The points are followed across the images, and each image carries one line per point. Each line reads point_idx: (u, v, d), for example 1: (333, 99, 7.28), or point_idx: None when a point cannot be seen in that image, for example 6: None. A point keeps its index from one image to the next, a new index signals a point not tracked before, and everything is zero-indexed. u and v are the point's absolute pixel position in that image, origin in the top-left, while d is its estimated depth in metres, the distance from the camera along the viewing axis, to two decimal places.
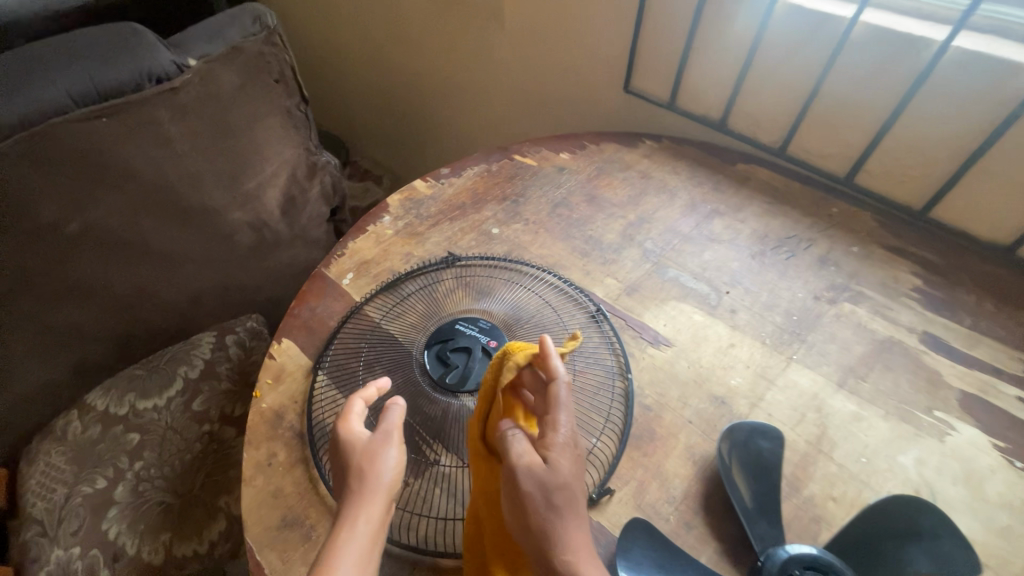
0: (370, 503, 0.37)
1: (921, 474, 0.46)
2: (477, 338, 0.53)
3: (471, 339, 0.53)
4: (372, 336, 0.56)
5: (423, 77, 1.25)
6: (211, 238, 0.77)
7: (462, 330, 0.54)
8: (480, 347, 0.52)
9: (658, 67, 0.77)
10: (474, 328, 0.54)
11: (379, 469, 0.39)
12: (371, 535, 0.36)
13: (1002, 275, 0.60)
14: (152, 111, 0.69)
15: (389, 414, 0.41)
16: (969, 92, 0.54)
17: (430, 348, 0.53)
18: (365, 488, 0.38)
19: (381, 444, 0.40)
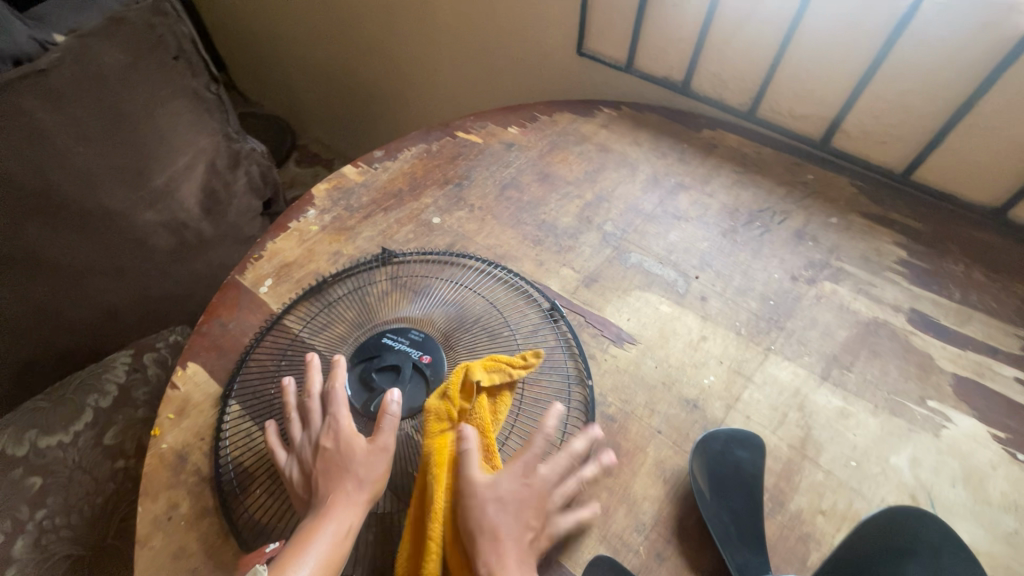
0: (354, 507, 0.37)
1: (917, 476, 0.41)
2: (407, 354, 0.45)
3: (400, 356, 0.45)
4: (291, 354, 0.48)
5: (362, 48, 1.13)
6: (118, 243, 0.68)
7: (390, 345, 0.46)
8: (410, 364, 0.44)
9: (613, 24, 0.69)
10: (403, 342, 0.46)
11: (374, 473, 0.38)
12: (353, 534, 0.36)
13: (992, 241, 0.55)
14: (18, 99, 0.57)
15: (386, 420, 0.39)
16: (961, 35, 0.48)
17: (353, 368, 0.45)
18: (358, 490, 0.37)
19: (375, 451, 0.38)
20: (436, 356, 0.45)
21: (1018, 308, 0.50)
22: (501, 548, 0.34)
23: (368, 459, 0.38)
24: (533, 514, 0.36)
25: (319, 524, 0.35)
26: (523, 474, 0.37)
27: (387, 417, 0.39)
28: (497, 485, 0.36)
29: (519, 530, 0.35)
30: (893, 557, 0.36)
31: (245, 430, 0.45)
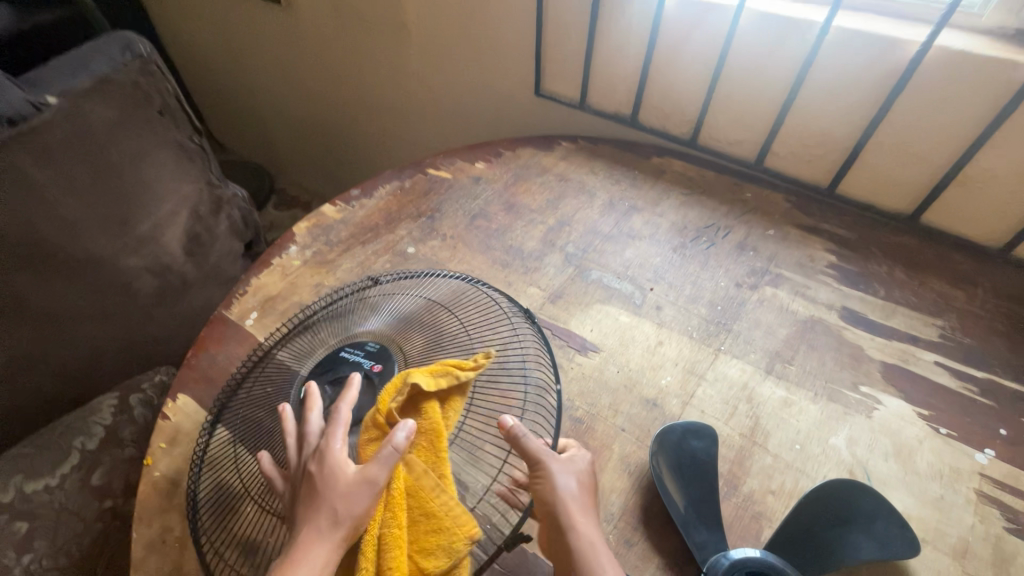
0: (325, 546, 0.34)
1: (854, 454, 0.45)
2: (360, 363, 0.45)
3: (353, 365, 0.44)
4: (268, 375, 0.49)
5: (336, 96, 1.20)
6: (103, 289, 0.71)
7: (346, 357, 0.46)
8: (361, 372, 0.44)
9: (566, 67, 0.76)
10: (353, 356, 0.45)
11: (352, 509, 0.35)
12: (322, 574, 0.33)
13: (910, 244, 0.61)
14: (10, 157, 0.60)
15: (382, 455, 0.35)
16: (857, 68, 0.55)
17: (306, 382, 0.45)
18: (335, 527, 0.34)
19: (359, 487, 0.35)
20: (387, 365, 0.45)
21: (935, 300, 0.56)
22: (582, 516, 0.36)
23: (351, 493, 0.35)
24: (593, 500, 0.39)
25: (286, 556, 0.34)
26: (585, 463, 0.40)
27: (387, 449, 0.35)
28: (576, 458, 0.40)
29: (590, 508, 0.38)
30: (837, 528, 0.40)
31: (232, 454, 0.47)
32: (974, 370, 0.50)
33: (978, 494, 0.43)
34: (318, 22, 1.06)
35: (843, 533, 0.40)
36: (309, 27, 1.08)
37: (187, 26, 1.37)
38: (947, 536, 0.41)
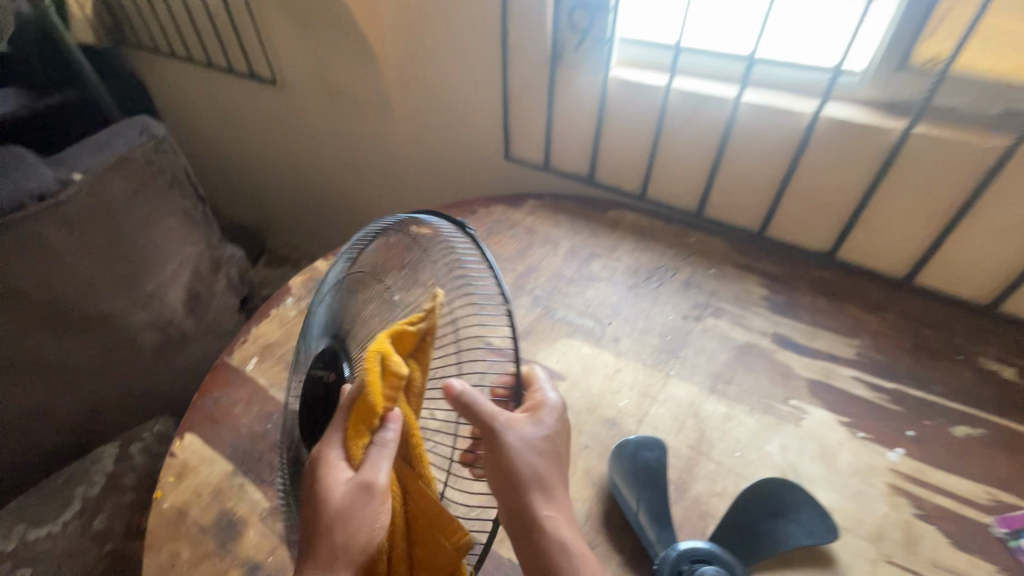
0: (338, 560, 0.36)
1: (785, 457, 0.52)
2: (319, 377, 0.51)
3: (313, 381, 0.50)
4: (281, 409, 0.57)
5: (326, 163, 1.31)
6: (112, 344, 0.77)
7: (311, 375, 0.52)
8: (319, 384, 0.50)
9: (530, 135, 0.87)
10: (315, 372, 0.50)
11: (359, 519, 0.36)
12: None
13: (830, 277, 0.71)
14: (35, 228, 0.68)
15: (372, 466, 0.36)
16: (768, 133, 0.66)
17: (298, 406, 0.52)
18: (346, 540, 0.37)
19: (359, 501, 0.36)
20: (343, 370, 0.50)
21: (852, 324, 0.65)
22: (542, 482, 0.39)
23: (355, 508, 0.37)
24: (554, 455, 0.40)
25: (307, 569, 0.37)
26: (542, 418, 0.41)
27: (373, 451, 0.37)
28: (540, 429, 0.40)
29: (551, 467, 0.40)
30: (770, 517, 0.46)
31: (239, 485, 0.53)
32: (886, 381, 0.58)
33: (891, 486, 0.50)
34: (310, 100, 1.18)
35: (776, 521, 0.46)
36: (302, 104, 1.20)
37: (189, 104, 1.49)
38: (864, 523, 0.47)
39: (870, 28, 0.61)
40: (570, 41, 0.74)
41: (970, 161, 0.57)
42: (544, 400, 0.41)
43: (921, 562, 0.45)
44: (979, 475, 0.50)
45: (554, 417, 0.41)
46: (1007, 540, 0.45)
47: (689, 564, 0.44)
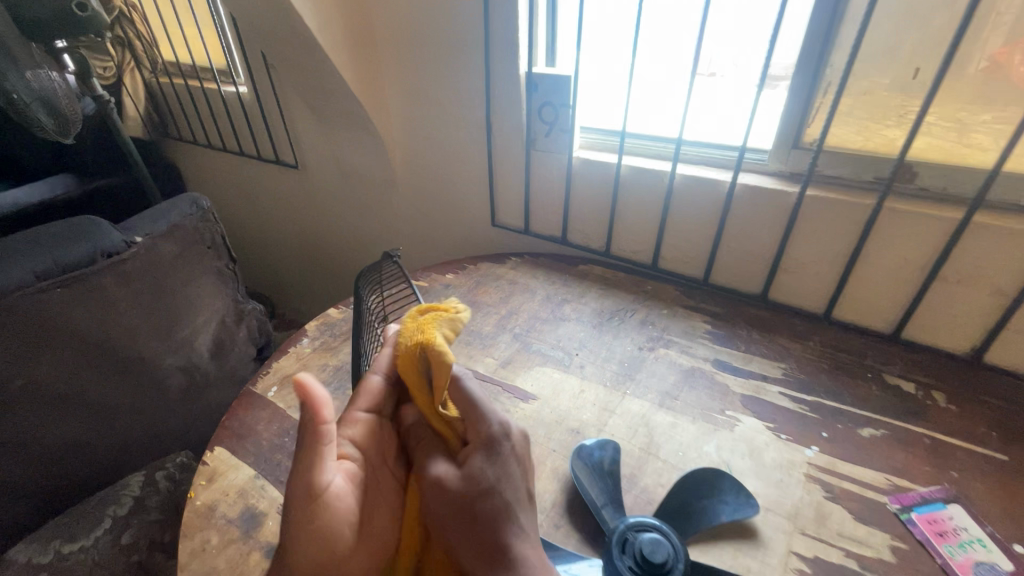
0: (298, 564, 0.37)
1: (720, 455, 0.62)
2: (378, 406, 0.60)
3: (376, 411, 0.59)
4: None
5: (337, 234, 1.48)
6: (147, 385, 0.89)
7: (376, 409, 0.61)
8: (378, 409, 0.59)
9: (513, 205, 1.05)
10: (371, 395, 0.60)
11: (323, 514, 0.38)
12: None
13: (763, 315, 0.84)
14: (100, 280, 0.81)
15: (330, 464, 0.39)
16: (700, 198, 0.83)
17: None
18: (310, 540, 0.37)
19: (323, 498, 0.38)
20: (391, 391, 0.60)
21: (780, 351, 0.77)
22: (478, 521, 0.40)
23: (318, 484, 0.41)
24: (493, 494, 0.41)
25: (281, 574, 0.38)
26: (479, 458, 0.42)
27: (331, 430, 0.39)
28: (469, 467, 0.42)
29: (492, 506, 0.40)
30: (701, 497, 0.56)
31: (260, 485, 0.62)
32: (807, 395, 0.69)
33: (806, 475, 0.59)
34: (327, 181, 1.37)
35: (706, 500, 0.56)
36: (320, 184, 1.40)
37: (219, 186, 1.70)
38: (784, 504, 0.57)
39: (768, 118, 0.79)
40: (541, 129, 0.92)
41: (852, 214, 0.72)
42: (477, 434, 0.44)
43: (831, 534, 0.54)
44: (880, 465, 0.60)
45: (489, 451, 0.43)
46: (898, 513, 0.55)
47: (633, 533, 0.52)
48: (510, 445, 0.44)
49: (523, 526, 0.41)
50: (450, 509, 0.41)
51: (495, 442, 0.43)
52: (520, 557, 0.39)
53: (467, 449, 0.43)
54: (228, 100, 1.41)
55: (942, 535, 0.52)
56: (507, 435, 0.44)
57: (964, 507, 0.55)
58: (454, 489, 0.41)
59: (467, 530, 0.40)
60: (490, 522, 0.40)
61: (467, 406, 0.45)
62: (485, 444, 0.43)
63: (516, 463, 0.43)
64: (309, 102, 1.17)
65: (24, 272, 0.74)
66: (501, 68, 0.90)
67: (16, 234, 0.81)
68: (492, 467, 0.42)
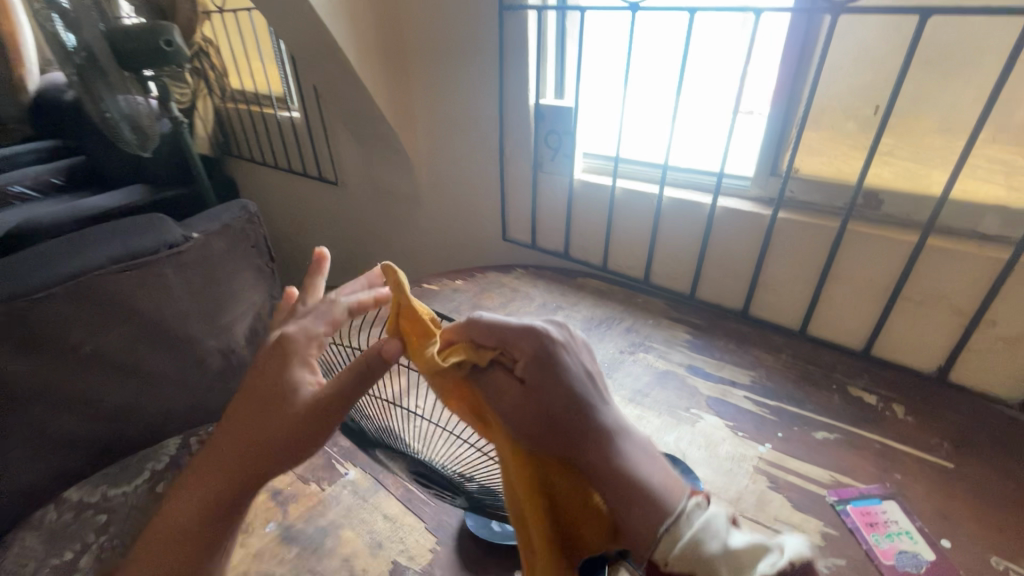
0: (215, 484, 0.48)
1: (678, 445, 0.68)
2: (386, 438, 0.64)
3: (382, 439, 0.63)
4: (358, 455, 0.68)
5: (368, 246, 1.62)
6: (188, 363, 1.03)
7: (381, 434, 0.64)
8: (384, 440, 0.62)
9: (522, 221, 1.15)
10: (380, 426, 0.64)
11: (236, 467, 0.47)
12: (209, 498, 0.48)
13: (742, 329, 0.90)
14: (160, 267, 0.96)
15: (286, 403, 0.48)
16: (685, 218, 0.90)
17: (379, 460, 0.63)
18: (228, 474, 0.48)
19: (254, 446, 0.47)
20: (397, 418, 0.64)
21: (752, 361, 0.82)
22: (564, 420, 0.41)
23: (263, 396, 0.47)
24: (562, 391, 0.42)
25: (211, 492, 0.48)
26: (535, 366, 0.42)
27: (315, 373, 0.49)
28: (534, 375, 0.42)
29: (568, 400, 0.42)
30: None
31: None
32: (770, 400, 0.74)
33: (754, 467, 0.64)
34: (361, 197, 1.52)
35: None
36: (356, 200, 1.55)
37: (270, 199, 1.89)
38: (729, 489, 0.62)
39: (748, 147, 0.87)
40: (546, 153, 1.03)
41: (821, 236, 0.78)
42: (520, 347, 0.43)
43: (768, 517, 0.58)
44: (828, 463, 0.64)
45: (541, 359, 0.43)
46: (834, 504, 0.59)
47: None
48: (554, 341, 0.44)
49: (604, 409, 0.43)
50: (537, 425, 0.40)
51: (541, 346, 0.43)
52: (610, 430, 0.41)
53: (520, 368, 0.43)
54: (283, 124, 1.60)
55: (872, 526, 0.56)
56: (552, 337, 0.44)
57: (899, 504, 0.58)
58: (531, 403, 0.41)
59: (560, 434, 0.40)
60: (577, 415, 0.41)
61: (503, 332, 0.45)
62: (533, 353, 0.43)
63: (570, 355, 0.44)
64: (349, 126, 1.33)
65: (102, 255, 0.89)
66: (513, 98, 1.02)
67: (99, 228, 0.97)
68: (551, 366, 0.43)
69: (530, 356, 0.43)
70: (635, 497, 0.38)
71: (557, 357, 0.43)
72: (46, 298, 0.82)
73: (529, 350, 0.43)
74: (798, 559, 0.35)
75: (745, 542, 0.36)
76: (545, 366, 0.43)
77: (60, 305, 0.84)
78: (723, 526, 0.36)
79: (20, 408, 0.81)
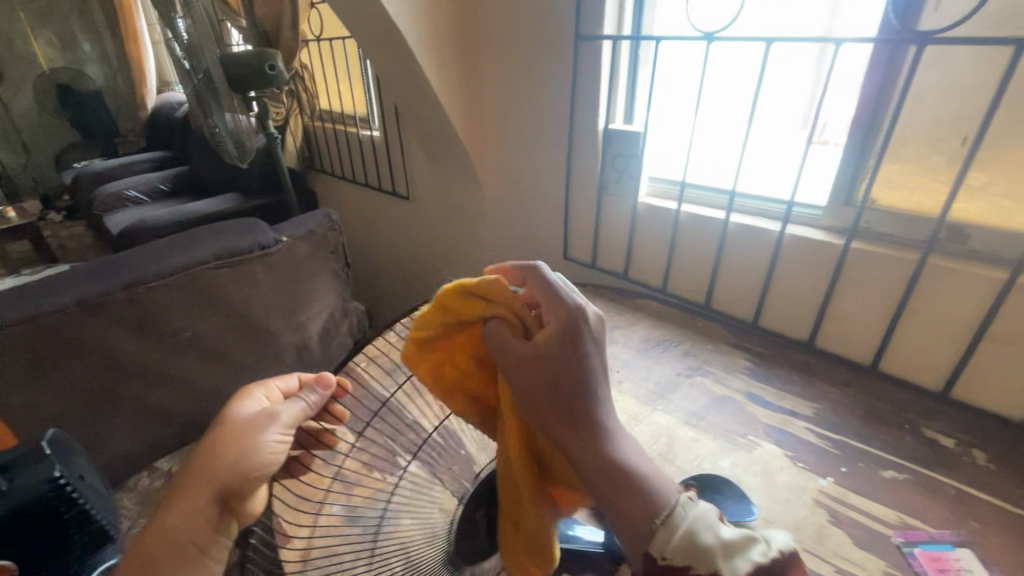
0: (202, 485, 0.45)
1: (733, 470, 0.67)
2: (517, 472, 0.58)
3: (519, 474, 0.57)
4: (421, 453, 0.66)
5: (432, 257, 1.70)
6: (268, 354, 1.14)
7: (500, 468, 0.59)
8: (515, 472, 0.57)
9: (583, 240, 1.17)
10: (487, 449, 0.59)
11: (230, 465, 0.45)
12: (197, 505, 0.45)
13: (807, 360, 0.87)
14: (251, 265, 1.07)
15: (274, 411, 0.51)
16: (751, 244, 0.90)
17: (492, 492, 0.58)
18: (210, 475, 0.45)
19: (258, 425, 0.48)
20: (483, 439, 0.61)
21: (816, 393, 0.80)
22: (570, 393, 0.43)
23: (243, 445, 0.46)
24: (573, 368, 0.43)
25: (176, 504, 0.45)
26: (558, 339, 0.44)
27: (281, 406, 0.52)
28: (553, 343, 0.44)
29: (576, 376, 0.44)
30: (705, 494, 0.61)
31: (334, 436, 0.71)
32: (834, 434, 0.72)
33: (814, 499, 0.63)
34: (430, 211, 1.61)
35: (708, 497, 0.61)
36: (424, 214, 1.64)
37: (347, 210, 2.03)
38: (784, 518, 0.60)
39: (822, 175, 0.86)
40: (612, 176, 1.05)
41: (896, 268, 0.76)
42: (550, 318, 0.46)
43: (825, 549, 0.57)
44: (896, 504, 0.61)
45: (567, 336, 0.44)
46: (901, 546, 0.56)
47: None
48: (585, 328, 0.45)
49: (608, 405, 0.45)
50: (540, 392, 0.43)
51: (567, 323, 0.45)
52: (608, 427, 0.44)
53: (544, 336, 0.44)
54: (364, 142, 1.73)
55: (943, 571, 0.53)
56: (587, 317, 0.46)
57: (975, 552, 0.55)
58: (535, 368, 0.43)
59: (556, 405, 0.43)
60: (578, 394, 0.43)
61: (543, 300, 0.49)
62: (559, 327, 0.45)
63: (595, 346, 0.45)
64: (424, 145, 1.42)
65: (207, 251, 1.00)
66: (583, 122, 1.06)
67: (205, 227, 1.10)
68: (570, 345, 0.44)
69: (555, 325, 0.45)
70: (616, 486, 0.41)
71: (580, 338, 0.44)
72: (158, 287, 0.93)
73: (560, 323, 0.45)
74: (785, 552, 0.38)
75: (737, 534, 0.38)
76: (567, 341, 0.44)
77: (168, 294, 0.95)
78: (709, 522, 0.38)
79: (128, 382, 0.93)
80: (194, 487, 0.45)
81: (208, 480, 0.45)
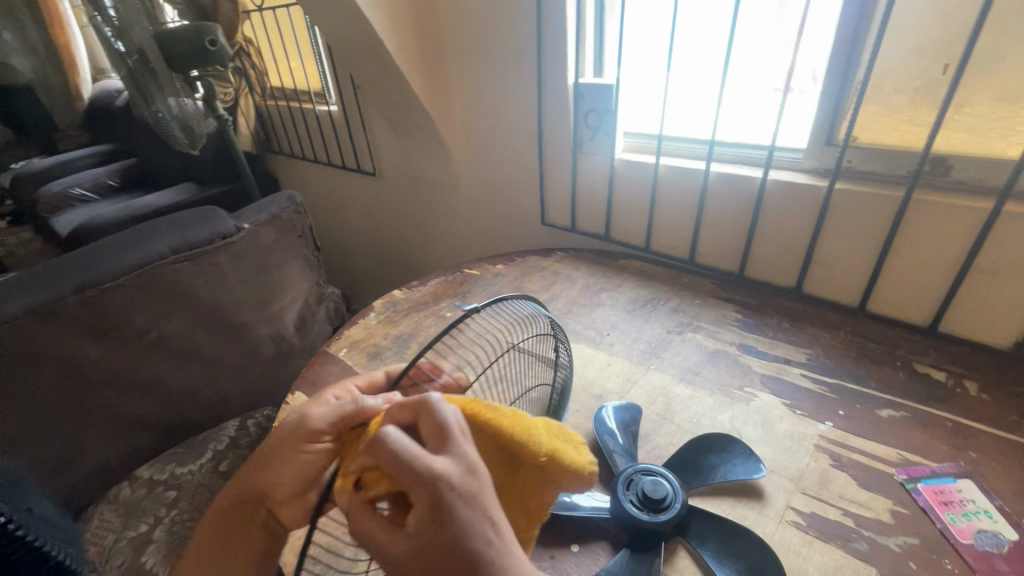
0: (252, 475, 0.46)
1: (732, 423, 0.67)
2: None
3: None
4: None
5: (405, 233, 1.65)
6: (243, 349, 1.09)
7: None
8: None
9: (560, 203, 1.14)
10: None
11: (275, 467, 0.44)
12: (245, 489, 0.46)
13: (794, 306, 0.87)
14: (214, 257, 1.01)
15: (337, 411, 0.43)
16: (734, 193, 0.87)
17: None
18: (260, 468, 0.45)
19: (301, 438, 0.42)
20: None
21: (808, 339, 0.79)
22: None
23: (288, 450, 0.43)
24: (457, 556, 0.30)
25: (244, 473, 0.47)
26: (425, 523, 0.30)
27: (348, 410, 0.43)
28: (417, 548, 0.30)
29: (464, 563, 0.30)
30: (711, 455, 0.60)
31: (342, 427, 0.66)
32: (828, 377, 0.72)
33: (815, 445, 0.62)
34: (398, 185, 1.54)
35: (715, 458, 0.60)
36: (393, 189, 1.57)
37: (312, 191, 1.94)
38: (788, 467, 0.60)
39: (801, 119, 0.83)
40: (586, 134, 1.01)
41: (882, 206, 0.74)
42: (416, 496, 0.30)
43: (831, 494, 0.56)
44: (895, 441, 0.62)
45: (433, 515, 0.29)
46: (904, 483, 0.57)
47: (639, 474, 0.57)
48: (457, 495, 0.30)
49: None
50: None
51: (433, 501, 0.30)
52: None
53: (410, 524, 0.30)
54: (322, 117, 1.63)
55: (946, 504, 0.54)
56: (447, 491, 0.30)
57: (976, 482, 0.56)
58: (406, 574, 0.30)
59: None
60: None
61: (429, 432, 0.33)
62: (422, 507, 0.29)
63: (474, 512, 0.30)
64: (386, 116, 1.34)
65: (163, 246, 0.95)
66: (550, 80, 1.01)
67: (158, 220, 1.03)
68: (443, 529, 0.30)
69: (420, 507, 0.30)
70: None
71: (459, 515, 0.30)
72: (113, 288, 0.87)
73: (427, 502, 0.29)
74: None
75: None
76: (441, 523, 0.30)
77: (128, 295, 0.89)
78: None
79: (93, 391, 0.87)
80: (236, 500, 0.46)
81: (257, 473, 0.45)
